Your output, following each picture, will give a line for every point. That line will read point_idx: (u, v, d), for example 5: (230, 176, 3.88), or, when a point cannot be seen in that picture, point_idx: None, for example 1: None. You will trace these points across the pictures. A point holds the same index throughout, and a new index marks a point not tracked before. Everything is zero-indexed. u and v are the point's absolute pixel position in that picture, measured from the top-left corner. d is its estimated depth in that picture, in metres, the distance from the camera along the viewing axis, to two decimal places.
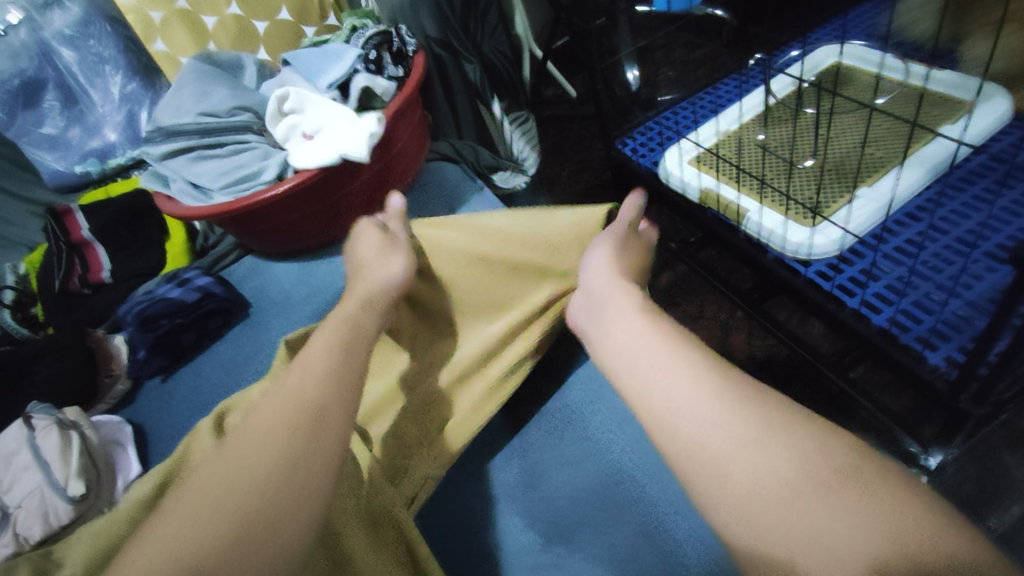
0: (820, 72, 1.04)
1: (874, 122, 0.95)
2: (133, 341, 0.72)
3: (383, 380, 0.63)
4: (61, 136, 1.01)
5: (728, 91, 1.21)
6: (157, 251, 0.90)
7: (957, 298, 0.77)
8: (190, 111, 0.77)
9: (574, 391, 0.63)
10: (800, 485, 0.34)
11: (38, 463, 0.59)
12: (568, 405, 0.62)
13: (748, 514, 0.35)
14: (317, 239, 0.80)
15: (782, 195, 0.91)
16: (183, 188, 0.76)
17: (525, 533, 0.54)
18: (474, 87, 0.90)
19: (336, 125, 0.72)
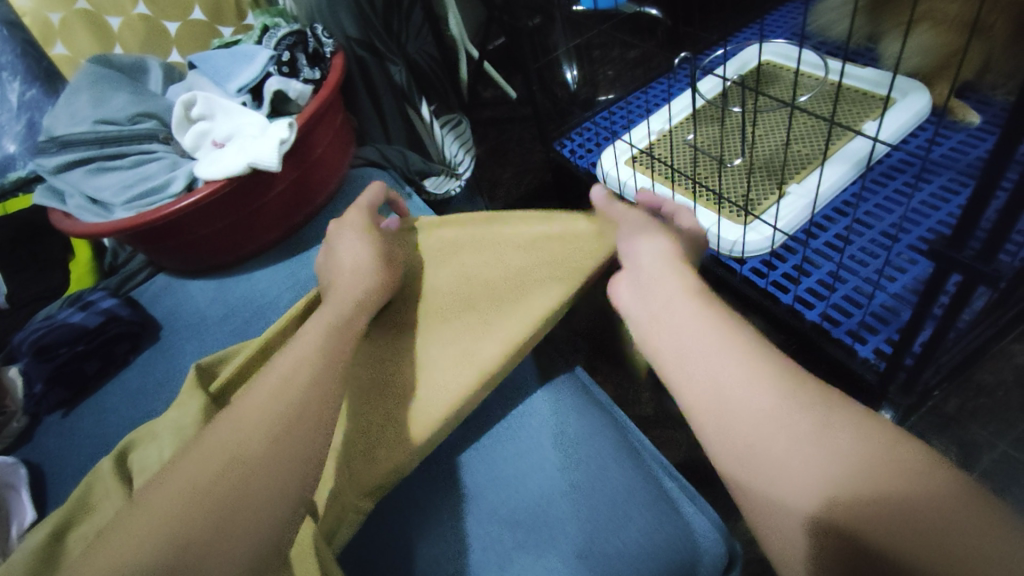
0: (747, 72, 1.06)
1: (798, 119, 0.97)
2: (28, 373, 0.66)
3: None
4: None
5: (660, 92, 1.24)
6: (60, 271, 0.83)
7: (882, 290, 0.79)
8: (86, 118, 0.71)
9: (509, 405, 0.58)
10: (802, 446, 0.32)
11: None
12: (500, 419, 0.57)
13: (758, 485, 0.33)
14: (234, 253, 0.75)
15: (714, 193, 0.91)
16: (80, 203, 0.70)
17: (457, 560, 0.49)
18: (399, 89, 0.86)
19: (245, 131, 0.68)
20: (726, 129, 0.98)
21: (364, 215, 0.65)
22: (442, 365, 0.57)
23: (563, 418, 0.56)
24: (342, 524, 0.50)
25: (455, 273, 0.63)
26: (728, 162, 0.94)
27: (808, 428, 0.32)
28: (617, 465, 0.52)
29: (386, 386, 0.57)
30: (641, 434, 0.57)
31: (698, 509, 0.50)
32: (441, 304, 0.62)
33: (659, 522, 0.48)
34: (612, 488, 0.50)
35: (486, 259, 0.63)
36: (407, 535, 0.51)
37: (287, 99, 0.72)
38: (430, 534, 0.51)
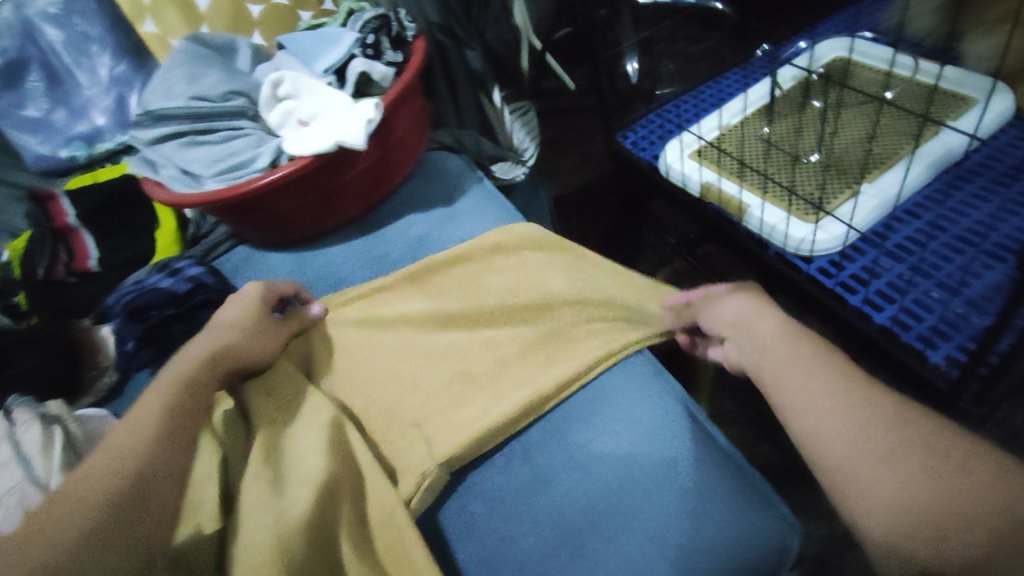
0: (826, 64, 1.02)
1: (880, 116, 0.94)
2: (121, 332, 0.70)
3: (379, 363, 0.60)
4: (44, 119, 0.98)
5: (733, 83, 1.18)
6: (146, 239, 0.87)
7: (958, 296, 0.77)
8: (181, 94, 0.74)
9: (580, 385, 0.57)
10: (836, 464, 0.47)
11: (17, 458, 0.56)
12: (574, 399, 0.56)
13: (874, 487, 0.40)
14: (313, 229, 0.77)
15: (785, 190, 0.89)
16: (173, 174, 0.73)
17: (530, 538, 0.49)
18: (475, 75, 0.88)
19: (331, 110, 0.70)
20: (804, 123, 0.96)
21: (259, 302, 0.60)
22: (511, 353, 0.59)
23: (639, 404, 0.55)
24: (424, 488, 0.50)
25: (511, 264, 0.65)
26: (803, 158, 0.92)
27: (850, 401, 0.44)
28: (692, 458, 0.51)
29: (450, 364, 0.58)
30: (715, 426, 0.56)
31: (769, 503, 0.50)
32: (499, 291, 0.63)
33: (732, 518, 0.48)
34: (688, 481, 0.50)
35: (549, 262, 0.65)
36: (474, 512, 0.52)
37: (370, 80, 0.74)
38: (500, 510, 0.51)
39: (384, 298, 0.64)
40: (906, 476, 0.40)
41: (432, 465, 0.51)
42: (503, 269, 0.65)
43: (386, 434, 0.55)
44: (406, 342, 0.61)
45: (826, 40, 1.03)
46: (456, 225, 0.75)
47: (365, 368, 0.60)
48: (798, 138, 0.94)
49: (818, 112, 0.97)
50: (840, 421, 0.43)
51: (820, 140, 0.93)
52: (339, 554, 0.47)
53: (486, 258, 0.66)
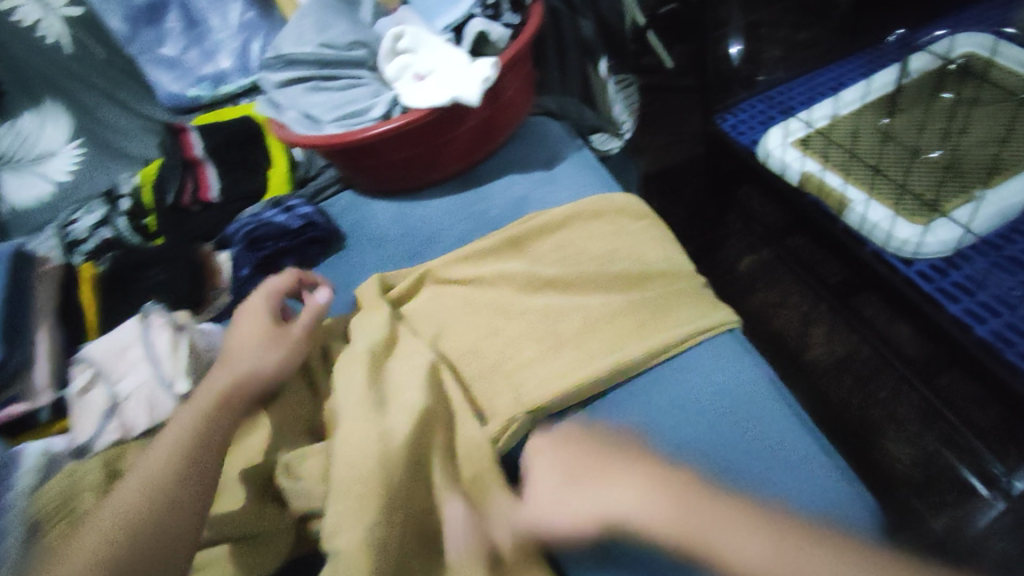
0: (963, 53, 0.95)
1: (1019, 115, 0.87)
2: (238, 259, 0.76)
3: (472, 309, 0.63)
4: (178, 58, 1.16)
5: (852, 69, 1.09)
6: (260, 177, 0.93)
7: None
8: (312, 42, 0.79)
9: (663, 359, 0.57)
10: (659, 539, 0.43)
11: (148, 359, 0.63)
12: (655, 368, 0.57)
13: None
14: (416, 180, 0.81)
15: (896, 187, 0.86)
16: (297, 117, 0.79)
17: None
18: (584, 42, 0.88)
19: (448, 67, 0.73)
20: (931, 115, 0.92)
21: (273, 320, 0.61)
22: (598, 314, 0.60)
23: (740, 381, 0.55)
24: (510, 429, 0.53)
25: (605, 231, 0.67)
26: (924, 154, 0.88)
27: (639, 493, 0.44)
28: (790, 439, 0.51)
29: (541, 318, 0.61)
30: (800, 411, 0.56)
31: (863, 495, 0.49)
32: (594, 256, 0.65)
33: (826, 501, 0.48)
34: (782, 459, 0.50)
35: (644, 234, 0.66)
36: None
37: (488, 40, 0.76)
38: None
39: (481, 253, 0.67)
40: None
41: (520, 410, 0.54)
42: (597, 236, 0.66)
43: (475, 379, 0.58)
44: (499, 295, 0.63)
45: (967, 33, 0.96)
46: (553, 189, 0.77)
47: (459, 316, 0.63)
48: (921, 133, 0.90)
49: (949, 105, 0.92)
50: (767, 540, 0.42)
51: (946, 137, 0.88)
52: (427, 479, 0.50)
53: (582, 225, 0.68)
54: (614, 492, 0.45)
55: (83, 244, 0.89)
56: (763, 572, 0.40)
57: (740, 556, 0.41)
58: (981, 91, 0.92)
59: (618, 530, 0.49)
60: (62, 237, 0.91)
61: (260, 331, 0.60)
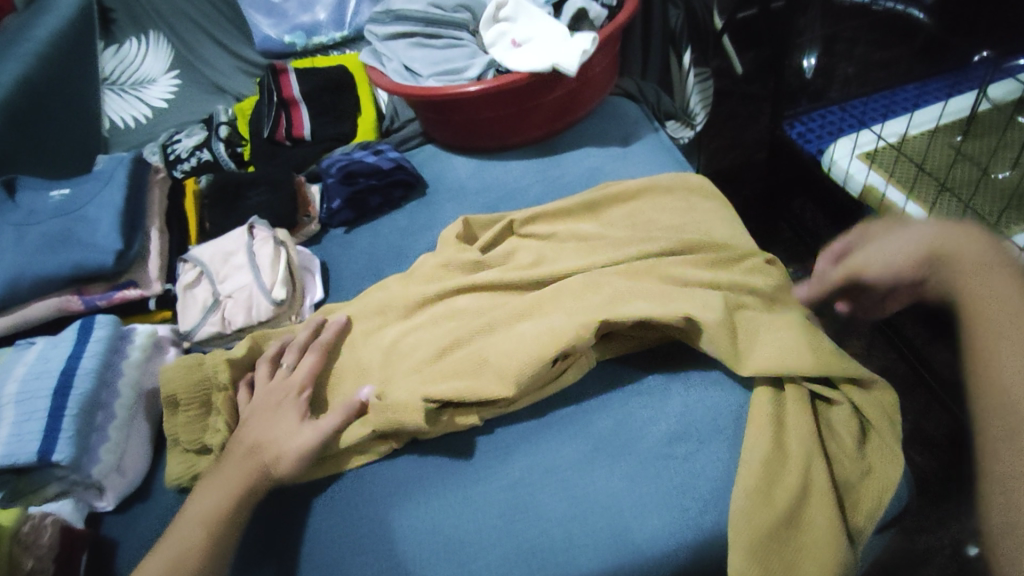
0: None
1: None
2: (330, 191, 0.82)
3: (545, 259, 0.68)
4: (279, 6, 1.19)
5: (941, 87, 1.06)
6: (349, 123, 1.00)
7: None
8: (422, 1, 0.85)
9: None
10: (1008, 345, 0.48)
11: (250, 265, 0.70)
12: None
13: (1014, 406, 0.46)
14: (497, 141, 0.86)
15: (960, 205, 0.89)
16: (397, 68, 0.84)
17: (657, 428, 0.56)
18: (670, 31, 0.93)
19: (548, 37, 0.78)
20: (1005, 142, 0.93)
21: (300, 379, 0.60)
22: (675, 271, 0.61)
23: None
24: (572, 366, 0.59)
25: (675, 207, 0.71)
26: (993, 174, 0.90)
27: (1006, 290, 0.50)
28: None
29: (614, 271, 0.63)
30: None
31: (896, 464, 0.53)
32: (662, 227, 0.69)
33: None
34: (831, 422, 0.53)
35: (712, 213, 0.70)
36: (612, 395, 0.59)
37: (585, 17, 0.81)
38: (631, 403, 0.58)
39: (557, 213, 0.72)
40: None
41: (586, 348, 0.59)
42: (666, 210, 0.71)
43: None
44: (571, 251, 0.68)
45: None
46: (627, 163, 0.81)
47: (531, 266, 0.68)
48: (995, 155, 0.92)
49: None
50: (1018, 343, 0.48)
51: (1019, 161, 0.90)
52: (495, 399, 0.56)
53: (653, 199, 0.72)
54: (907, 236, 0.58)
55: (183, 163, 0.97)
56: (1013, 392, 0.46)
57: (1003, 370, 0.47)
58: None
59: (663, 462, 0.53)
60: (164, 155, 0.99)
61: (275, 401, 0.58)
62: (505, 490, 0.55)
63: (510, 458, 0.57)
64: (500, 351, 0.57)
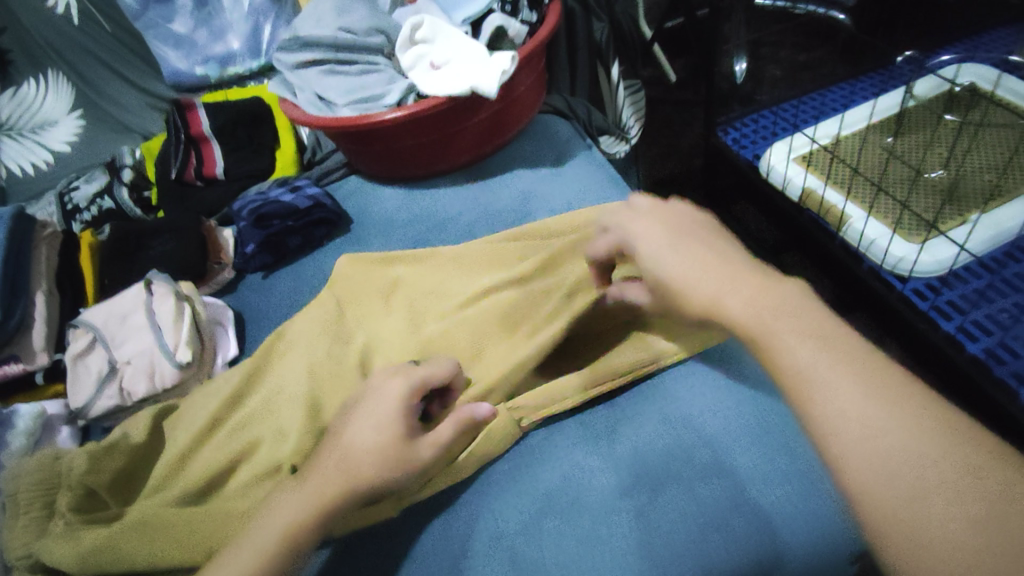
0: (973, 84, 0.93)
1: None
2: (244, 235, 0.75)
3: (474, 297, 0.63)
4: (187, 36, 1.11)
5: (864, 88, 1.04)
6: (267, 156, 0.92)
7: None
8: (330, 25, 0.79)
9: (676, 375, 0.58)
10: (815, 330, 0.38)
11: (151, 326, 0.63)
12: (661, 382, 0.58)
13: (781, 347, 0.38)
14: (423, 169, 0.82)
15: (897, 206, 0.83)
16: (310, 98, 0.79)
17: (607, 474, 0.52)
18: (595, 45, 0.90)
19: (467, 59, 0.73)
20: (932, 141, 0.89)
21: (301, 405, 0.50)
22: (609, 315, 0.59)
23: (744, 385, 0.56)
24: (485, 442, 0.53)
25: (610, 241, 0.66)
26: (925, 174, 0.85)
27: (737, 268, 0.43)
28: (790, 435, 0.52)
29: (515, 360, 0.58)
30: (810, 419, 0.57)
31: None
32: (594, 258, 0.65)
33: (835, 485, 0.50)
34: (773, 454, 0.51)
35: None
36: (553, 443, 0.56)
37: (505, 35, 0.77)
38: (577, 453, 0.54)
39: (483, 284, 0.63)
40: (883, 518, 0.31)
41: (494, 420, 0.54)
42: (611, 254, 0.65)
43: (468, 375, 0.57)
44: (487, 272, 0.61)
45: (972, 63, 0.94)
46: (562, 185, 0.77)
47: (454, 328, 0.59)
48: (925, 153, 0.87)
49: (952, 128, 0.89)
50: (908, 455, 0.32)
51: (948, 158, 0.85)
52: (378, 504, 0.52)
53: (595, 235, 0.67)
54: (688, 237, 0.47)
55: (82, 213, 0.89)
56: (812, 361, 0.37)
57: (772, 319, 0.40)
58: (986, 118, 0.89)
59: (615, 511, 0.49)
60: (62, 205, 0.91)
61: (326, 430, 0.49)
62: (452, 562, 0.50)
63: (452, 528, 0.52)
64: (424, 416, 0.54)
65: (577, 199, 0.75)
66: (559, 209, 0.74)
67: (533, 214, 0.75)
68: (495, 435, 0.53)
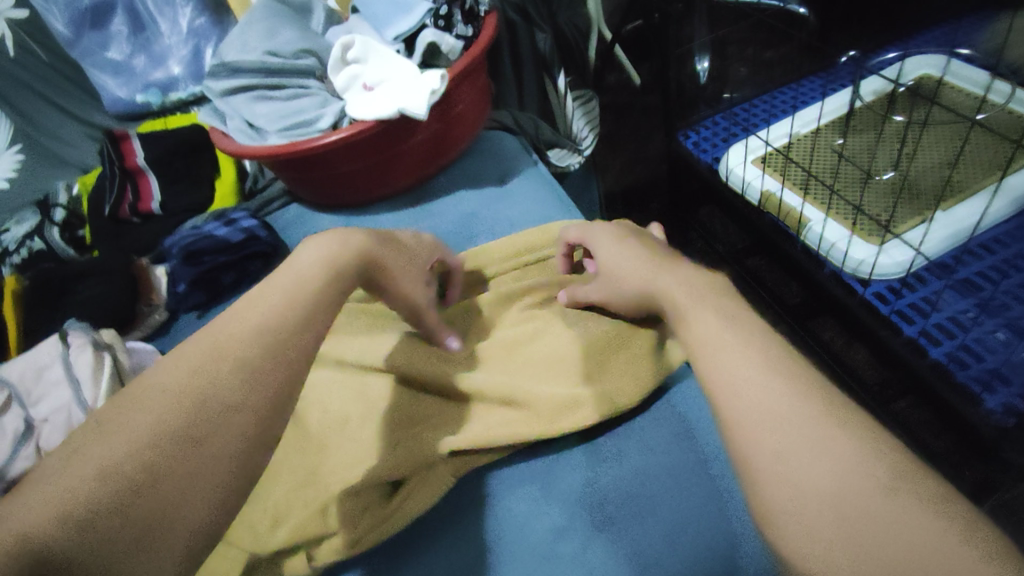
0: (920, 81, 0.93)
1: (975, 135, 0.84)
2: (175, 274, 0.72)
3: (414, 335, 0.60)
4: (125, 63, 1.07)
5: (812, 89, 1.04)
6: (207, 187, 0.89)
7: (993, 320, 0.70)
8: (255, 49, 0.76)
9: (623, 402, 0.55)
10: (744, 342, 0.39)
11: (69, 379, 0.60)
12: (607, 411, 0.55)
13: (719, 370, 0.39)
14: (362, 195, 0.79)
15: (851, 207, 0.81)
16: (239, 126, 0.75)
17: (550, 519, 0.49)
18: (541, 57, 0.87)
19: (398, 79, 0.70)
20: (883, 139, 0.87)
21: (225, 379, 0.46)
22: (558, 355, 0.55)
23: (684, 418, 0.54)
24: (419, 493, 0.49)
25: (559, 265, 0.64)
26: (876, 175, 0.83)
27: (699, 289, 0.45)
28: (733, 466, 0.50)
29: (454, 399, 0.55)
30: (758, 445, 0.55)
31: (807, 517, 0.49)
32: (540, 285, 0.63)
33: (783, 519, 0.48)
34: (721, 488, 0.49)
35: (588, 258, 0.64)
36: (493, 486, 0.52)
37: (438, 52, 0.74)
38: (519, 497, 0.51)
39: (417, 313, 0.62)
40: (829, 516, 0.31)
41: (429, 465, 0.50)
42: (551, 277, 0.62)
43: (406, 432, 0.52)
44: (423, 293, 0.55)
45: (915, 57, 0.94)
46: (507, 205, 0.75)
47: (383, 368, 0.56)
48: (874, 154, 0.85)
49: (901, 126, 0.87)
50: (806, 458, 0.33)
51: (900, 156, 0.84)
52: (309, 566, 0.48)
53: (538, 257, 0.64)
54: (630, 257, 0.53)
55: (12, 256, 0.85)
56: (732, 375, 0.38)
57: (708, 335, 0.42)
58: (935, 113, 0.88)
59: (559, 560, 0.46)
60: None
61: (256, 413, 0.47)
62: None
63: None
64: (354, 488, 0.49)
65: (522, 219, 0.73)
66: (504, 231, 0.72)
67: (478, 238, 0.73)
68: (431, 491, 0.49)
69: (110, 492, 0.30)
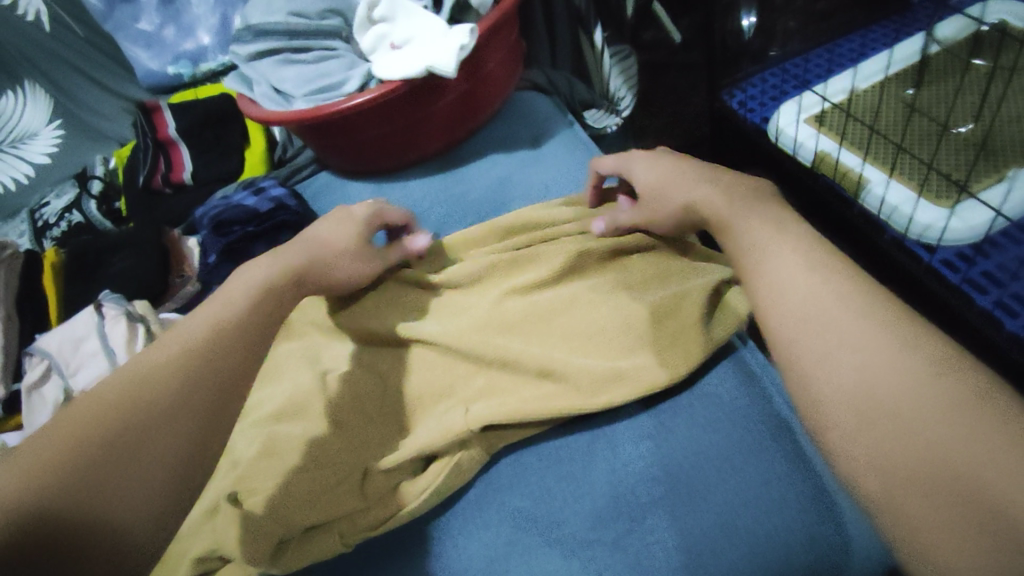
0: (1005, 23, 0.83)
1: None
2: (206, 245, 0.71)
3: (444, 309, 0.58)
4: (155, 33, 1.06)
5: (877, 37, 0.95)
6: (236, 157, 0.87)
7: None
8: (280, 9, 0.73)
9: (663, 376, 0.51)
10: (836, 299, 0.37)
11: (106, 351, 0.60)
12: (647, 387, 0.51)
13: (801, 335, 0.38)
14: (391, 161, 0.76)
15: (920, 165, 0.74)
16: (265, 91, 0.73)
17: (587, 504, 0.47)
18: (576, 11, 0.81)
19: (426, 36, 0.66)
20: (961, 89, 0.79)
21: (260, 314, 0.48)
22: (595, 330, 0.52)
23: (734, 398, 0.50)
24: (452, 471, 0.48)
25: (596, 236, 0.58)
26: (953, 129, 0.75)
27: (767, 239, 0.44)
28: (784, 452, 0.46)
29: (485, 374, 0.52)
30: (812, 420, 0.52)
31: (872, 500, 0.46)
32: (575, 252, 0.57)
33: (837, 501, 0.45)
34: (772, 472, 0.46)
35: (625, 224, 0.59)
36: (525, 465, 0.50)
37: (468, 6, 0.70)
38: (553, 478, 0.49)
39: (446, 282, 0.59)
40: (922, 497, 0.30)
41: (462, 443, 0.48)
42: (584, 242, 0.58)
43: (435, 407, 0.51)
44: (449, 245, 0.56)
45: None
46: (540, 169, 0.71)
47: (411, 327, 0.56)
48: (954, 106, 0.77)
49: (985, 74, 0.79)
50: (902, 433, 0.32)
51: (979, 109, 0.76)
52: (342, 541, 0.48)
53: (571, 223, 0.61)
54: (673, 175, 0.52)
55: (53, 230, 0.86)
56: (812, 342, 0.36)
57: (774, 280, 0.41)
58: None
59: (597, 548, 0.45)
60: (33, 223, 0.88)
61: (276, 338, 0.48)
62: None
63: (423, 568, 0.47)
64: (384, 464, 0.48)
65: (557, 184, 0.69)
66: (538, 197, 0.68)
67: (510, 204, 0.69)
68: (462, 468, 0.48)
69: (89, 448, 0.35)
